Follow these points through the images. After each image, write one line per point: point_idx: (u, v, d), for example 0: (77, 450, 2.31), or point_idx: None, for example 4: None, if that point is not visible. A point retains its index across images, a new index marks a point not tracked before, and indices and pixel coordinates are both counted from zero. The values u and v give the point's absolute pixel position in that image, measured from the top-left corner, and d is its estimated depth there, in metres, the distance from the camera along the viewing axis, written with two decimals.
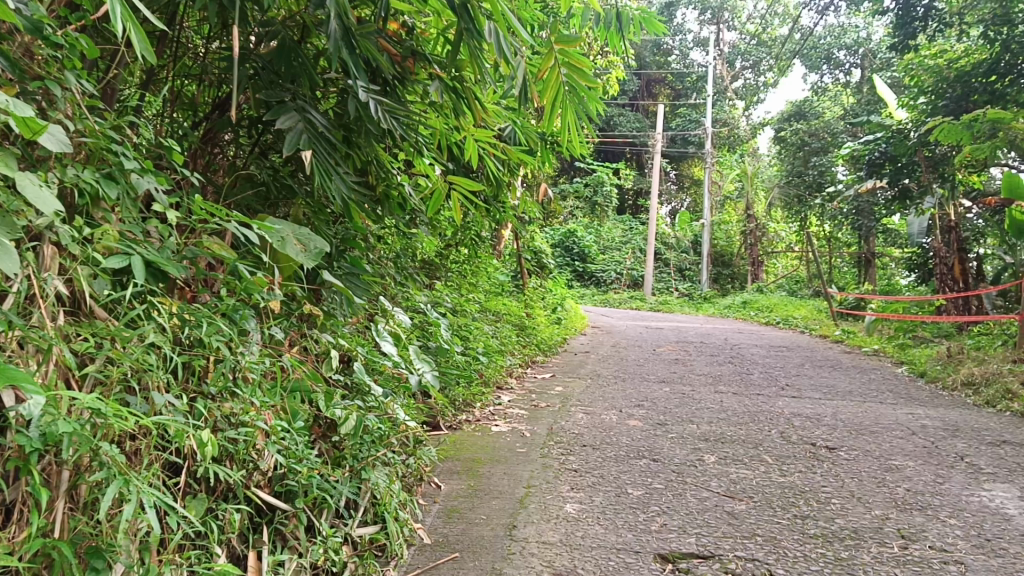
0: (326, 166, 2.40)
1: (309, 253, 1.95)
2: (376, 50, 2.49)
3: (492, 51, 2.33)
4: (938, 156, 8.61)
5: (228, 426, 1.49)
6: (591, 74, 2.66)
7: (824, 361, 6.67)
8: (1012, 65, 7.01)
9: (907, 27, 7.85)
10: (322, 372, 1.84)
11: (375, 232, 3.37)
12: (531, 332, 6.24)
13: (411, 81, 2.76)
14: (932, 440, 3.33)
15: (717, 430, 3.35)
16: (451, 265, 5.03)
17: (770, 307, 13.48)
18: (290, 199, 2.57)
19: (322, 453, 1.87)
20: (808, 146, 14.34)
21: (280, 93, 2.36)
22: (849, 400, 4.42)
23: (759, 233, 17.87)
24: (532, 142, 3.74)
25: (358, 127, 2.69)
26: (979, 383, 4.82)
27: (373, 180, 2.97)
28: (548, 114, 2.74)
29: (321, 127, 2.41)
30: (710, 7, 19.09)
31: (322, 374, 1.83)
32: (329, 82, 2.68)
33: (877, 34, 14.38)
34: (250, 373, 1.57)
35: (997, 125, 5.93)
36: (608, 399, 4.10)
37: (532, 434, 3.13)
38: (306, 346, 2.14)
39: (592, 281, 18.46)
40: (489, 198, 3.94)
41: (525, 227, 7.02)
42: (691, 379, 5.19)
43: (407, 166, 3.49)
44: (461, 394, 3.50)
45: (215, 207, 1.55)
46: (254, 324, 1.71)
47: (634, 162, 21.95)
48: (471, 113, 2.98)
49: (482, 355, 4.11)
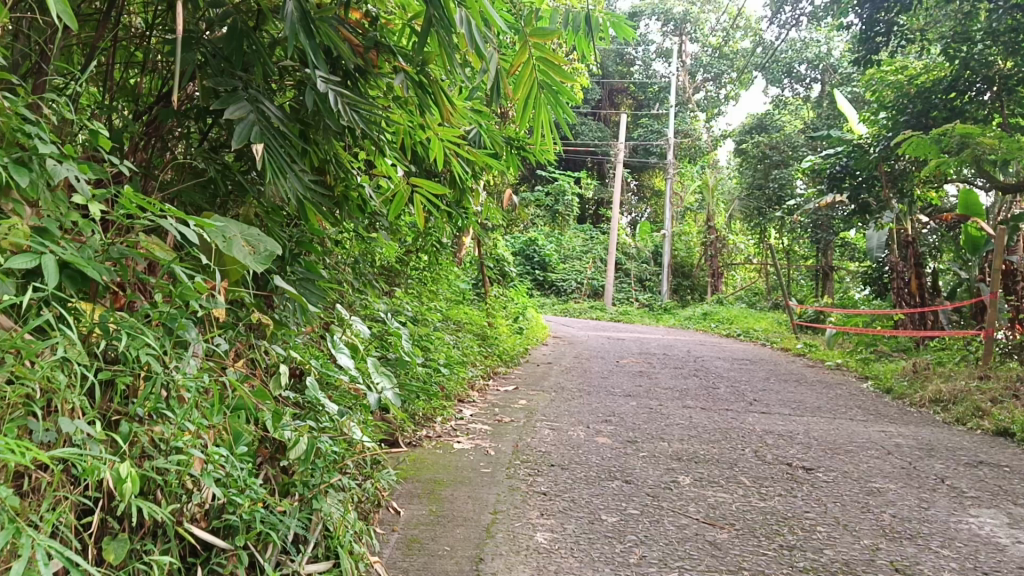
0: (279, 162, 2.20)
1: (259, 255, 1.77)
2: (337, 38, 2.32)
3: (466, 42, 2.16)
4: (898, 172, 8.48)
5: (158, 454, 1.30)
6: (569, 71, 2.49)
7: (789, 375, 6.60)
8: (971, 81, 7.01)
9: (869, 43, 7.80)
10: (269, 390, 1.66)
11: (333, 236, 3.18)
12: (492, 342, 6.07)
13: (375, 73, 2.58)
14: (909, 460, 3.22)
15: (689, 448, 3.21)
16: (412, 272, 4.88)
17: (731, 319, 13.50)
18: (240, 198, 2.37)
19: (267, 479, 1.68)
20: (769, 159, 14.36)
21: (230, 81, 2.17)
22: (819, 417, 4.32)
23: (719, 245, 17.94)
24: (498, 144, 3.59)
25: (316, 122, 2.50)
26: (947, 400, 4.76)
27: (331, 180, 2.79)
28: (521, 113, 2.56)
29: (275, 120, 2.22)
30: (673, 18, 19.12)
31: (271, 390, 1.65)
32: (285, 71, 2.49)
33: (838, 50, 14.49)
34: (184, 391, 1.37)
35: (965, 140, 5.89)
36: (575, 414, 3.94)
37: (496, 452, 2.95)
38: (254, 358, 1.95)
39: (552, 290, 18.32)
40: (452, 202, 3.78)
41: (487, 234, 6.85)
42: (657, 392, 5.06)
43: (367, 166, 3.31)
44: (421, 409, 3.31)
45: (145, 201, 1.36)
46: (193, 335, 1.52)
47: (596, 172, 21.91)
48: (438, 111, 2.80)
49: (443, 366, 3.93)
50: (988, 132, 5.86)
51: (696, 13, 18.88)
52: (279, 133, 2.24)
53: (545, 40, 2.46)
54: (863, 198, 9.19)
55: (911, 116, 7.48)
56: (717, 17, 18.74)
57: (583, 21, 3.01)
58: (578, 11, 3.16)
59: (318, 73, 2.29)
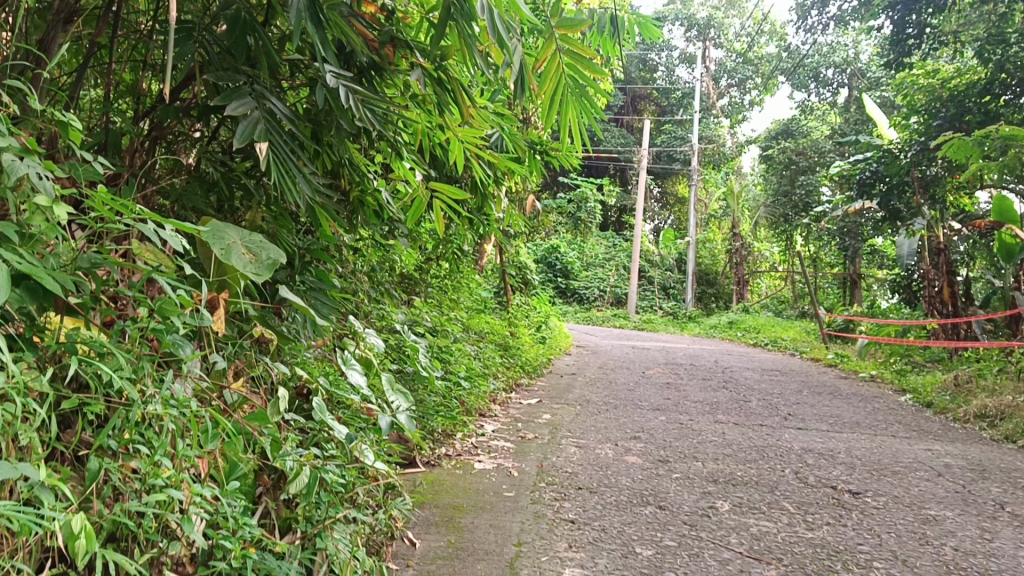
0: (287, 164, 2.04)
1: (261, 265, 1.63)
2: (349, 30, 2.15)
3: (489, 31, 1.98)
4: (930, 178, 8.28)
5: (131, 493, 1.16)
6: (599, 65, 2.30)
7: (822, 387, 6.36)
8: (1006, 85, 6.75)
9: (900, 46, 7.60)
10: (268, 412, 1.51)
11: (348, 244, 3.05)
12: (515, 353, 5.90)
13: (392, 70, 2.40)
14: (962, 483, 3.01)
15: (726, 469, 3.01)
16: (431, 280, 4.74)
17: (757, 328, 13.25)
18: (247, 202, 2.22)
19: (266, 512, 1.54)
20: (796, 165, 14.01)
21: (234, 76, 2.01)
22: (859, 433, 4.10)
23: (744, 252, 17.68)
24: (520, 148, 3.44)
25: (328, 121, 2.34)
26: (994, 416, 4.53)
27: (346, 184, 2.65)
28: (546, 112, 2.38)
29: (282, 118, 2.06)
30: (696, 23, 18.88)
31: (270, 414, 1.50)
32: (295, 67, 2.33)
33: (866, 54, 14.21)
34: (167, 419, 1.22)
35: (1008, 142, 5.65)
36: (601, 430, 3.75)
37: (519, 474, 2.77)
38: (254, 375, 1.79)
39: (575, 298, 18.11)
40: (473, 208, 3.64)
41: (510, 241, 6.70)
42: (685, 405, 4.86)
43: (384, 170, 3.18)
44: (440, 425, 3.14)
45: (119, 203, 1.21)
46: (185, 351, 1.37)
47: (618, 178, 21.70)
48: (457, 109, 2.64)
49: (464, 379, 3.76)
50: None
51: (720, 17, 18.67)
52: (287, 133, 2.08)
53: (574, 32, 2.28)
54: (894, 205, 8.89)
55: (945, 120, 7.24)
56: (742, 22, 18.49)
57: (610, 21, 2.83)
58: (604, 11, 2.99)
59: (327, 68, 2.12)
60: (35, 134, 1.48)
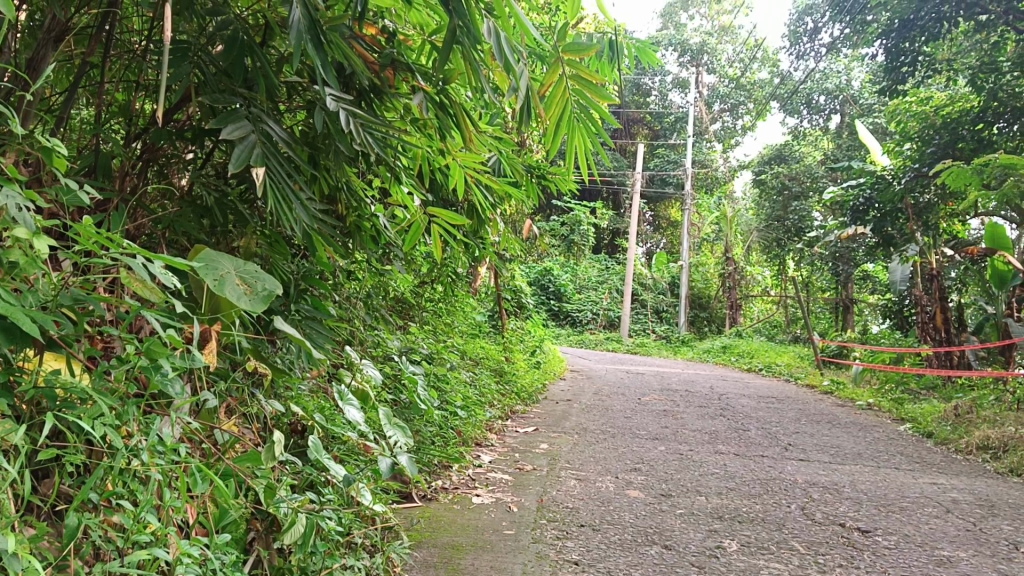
0: (284, 190, 1.96)
1: (256, 297, 1.57)
2: (350, 52, 2.09)
3: (497, 55, 1.92)
4: (923, 205, 8.03)
5: (113, 553, 1.10)
6: (605, 90, 2.23)
7: (819, 415, 6.27)
8: (998, 113, 6.72)
9: (894, 73, 7.41)
10: (261, 456, 1.46)
11: (344, 269, 2.98)
12: (510, 378, 5.80)
13: (392, 94, 2.34)
14: (971, 520, 2.93)
15: (731, 505, 2.93)
16: (426, 304, 4.66)
17: (751, 353, 13.16)
18: (240, 227, 2.14)
19: (258, 561, 1.49)
20: (788, 191, 13.99)
21: (231, 98, 1.94)
22: (862, 466, 4.02)
23: (737, 276, 17.65)
24: (518, 173, 3.39)
25: (326, 145, 2.27)
26: (997, 447, 4.46)
27: (343, 209, 2.59)
28: (551, 138, 2.31)
29: (279, 142, 1.99)
30: (689, 49, 18.94)
31: (264, 458, 1.45)
32: (293, 90, 2.27)
33: (858, 80, 14.25)
34: (154, 470, 1.17)
35: (1007, 170, 5.62)
36: (600, 461, 3.66)
37: (519, 510, 2.67)
38: (247, 411, 1.72)
39: (568, 320, 18.02)
40: (470, 233, 3.59)
41: (505, 265, 6.62)
42: (684, 434, 4.78)
43: (381, 195, 3.12)
44: (437, 457, 3.05)
45: (108, 235, 1.15)
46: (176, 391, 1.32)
47: (611, 202, 21.70)
48: (458, 134, 2.58)
49: (460, 408, 3.67)
50: None
51: (713, 43, 18.76)
52: (285, 158, 2.01)
53: (579, 56, 2.23)
54: (888, 230, 8.64)
55: (938, 147, 7.22)
56: (735, 48, 18.57)
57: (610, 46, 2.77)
58: (604, 36, 2.94)
59: (327, 90, 2.06)
60: (21, 159, 1.42)
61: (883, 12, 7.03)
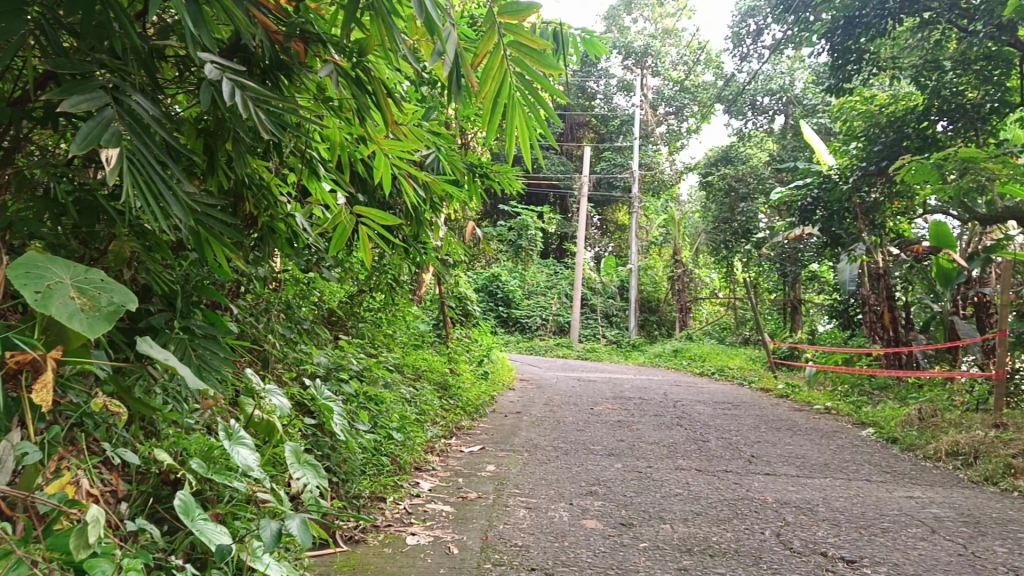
0: (154, 184, 1.58)
1: (97, 315, 1.26)
2: (239, 12, 1.70)
3: (417, 11, 1.55)
4: (871, 204, 7.82)
5: None
6: (548, 59, 1.88)
7: (779, 421, 6.03)
8: (941, 112, 6.56)
9: (840, 72, 7.00)
10: (77, 543, 1.19)
11: (258, 276, 2.61)
12: (455, 392, 5.43)
13: (300, 69, 1.96)
14: (960, 542, 2.67)
15: (698, 533, 2.62)
16: (364, 314, 4.30)
17: (703, 356, 12.96)
18: (112, 229, 1.74)
19: None
20: (735, 192, 13.75)
21: (82, 64, 1.54)
22: (832, 479, 3.76)
23: (686, 279, 17.52)
24: (458, 172, 3.06)
25: (221, 130, 1.88)
26: (967, 454, 4.24)
27: (251, 208, 2.21)
28: (487, 120, 1.96)
29: (148, 118, 1.60)
30: (634, 51, 18.79)
31: (81, 547, 1.19)
32: (182, 65, 1.87)
33: (801, 81, 14.16)
34: None
35: (966, 164, 5.40)
36: (552, 484, 3.32)
37: (460, 552, 2.31)
38: (81, 468, 1.39)
39: (517, 327, 17.67)
40: (407, 238, 3.25)
41: (449, 270, 6.26)
42: (641, 448, 4.47)
43: (300, 192, 2.76)
44: (364, 488, 2.67)
45: None
46: None
47: (559, 207, 21.49)
48: (381, 119, 2.22)
49: (394, 431, 3.31)
50: (993, 156, 5.36)
51: (656, 47, 18.48)
52: (155, 140, 1.62)
53: (518, 21, 1.87)
54: (835, 230, 8.41)
55: (885, 145, 7.06)
56: (679, 51, 18.42)
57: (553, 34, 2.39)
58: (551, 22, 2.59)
59: (207, 56, 1.67)
60: None
61: (825, 10, 6.58)
